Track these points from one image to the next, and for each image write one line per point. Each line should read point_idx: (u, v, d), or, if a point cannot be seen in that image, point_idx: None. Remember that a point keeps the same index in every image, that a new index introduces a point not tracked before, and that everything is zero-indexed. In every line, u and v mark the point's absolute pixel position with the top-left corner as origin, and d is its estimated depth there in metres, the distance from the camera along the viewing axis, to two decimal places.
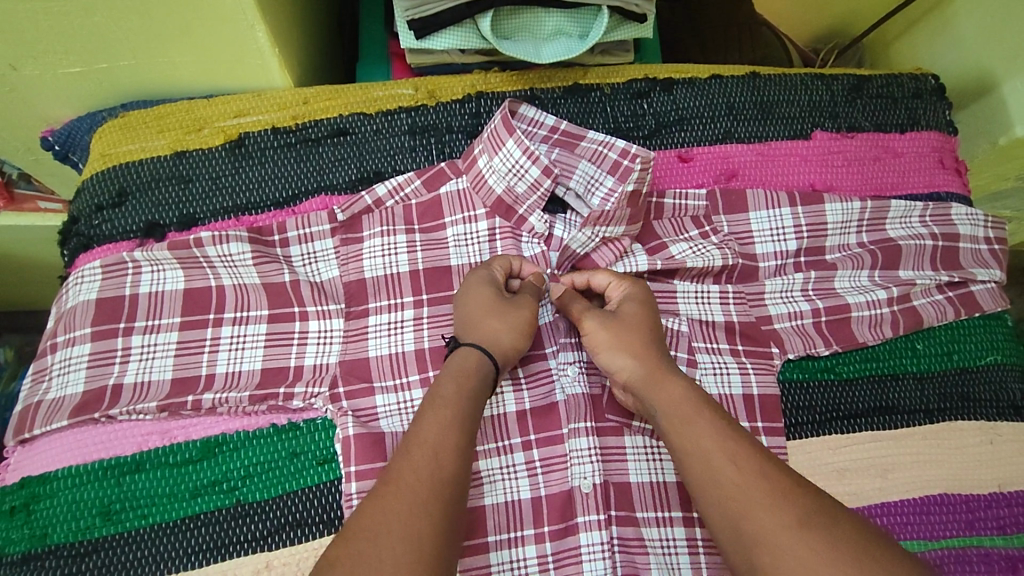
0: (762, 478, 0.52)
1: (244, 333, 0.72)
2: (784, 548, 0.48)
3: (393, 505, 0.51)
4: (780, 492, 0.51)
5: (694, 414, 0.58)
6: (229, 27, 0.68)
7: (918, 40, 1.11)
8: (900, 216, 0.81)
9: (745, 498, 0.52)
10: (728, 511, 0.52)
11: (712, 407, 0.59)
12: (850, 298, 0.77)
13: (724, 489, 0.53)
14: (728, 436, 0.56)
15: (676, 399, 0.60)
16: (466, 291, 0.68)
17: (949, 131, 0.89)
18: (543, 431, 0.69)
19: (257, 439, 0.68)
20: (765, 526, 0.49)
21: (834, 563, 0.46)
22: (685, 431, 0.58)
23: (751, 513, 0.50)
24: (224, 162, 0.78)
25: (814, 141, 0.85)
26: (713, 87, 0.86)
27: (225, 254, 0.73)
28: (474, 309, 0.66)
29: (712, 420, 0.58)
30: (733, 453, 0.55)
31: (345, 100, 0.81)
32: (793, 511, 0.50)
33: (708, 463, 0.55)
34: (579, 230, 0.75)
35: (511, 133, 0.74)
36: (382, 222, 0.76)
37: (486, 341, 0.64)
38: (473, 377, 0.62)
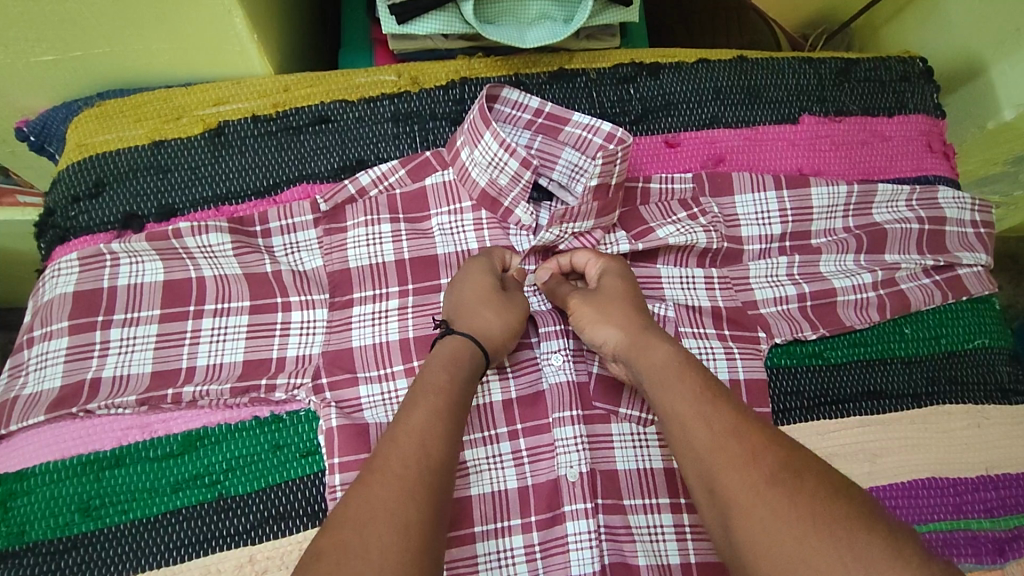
0: (731, 437, 0.51)
1: (225, 325, 0.71)
2: (749, 508, 0.47)
3: (379, 487, 0.50)
4: (748, 450, 0.50)
5: (672, 377, 0.58)
6: (204, 12, 0.67)
7: (907, 24, 1.10)
8: (887, 200, 0.81)
9: (716, 459, 0.51)
10: (703, 472, 0.52)
11: (694, 367, 0.59)
12: (837, 282, 0.77)
13: (694, 449, 0.53)
14: (702, 394, 0.56)
15: (655, 363, 0.60)
16: (464, 279, 0.68)
17: (937, 114, 0.88)
18: (530, 420, 0.69)
19: (239, 433, 0.67)
20: (732, 487, 0.49)
21: (795, 519, 0.46)
22: (661, 395, 0.57)
23: (719, 473, 0.50)
24: (205, 152, 0.76)
25: (802, 126, 0.84)
26: (701, 71, 0.85)
27: (204, 244, 0.71)
28: (469, 298, 0.66)
29: (688, 378, 0.57)
30: (705, 413, 0.54)
31: (327, 87, 0.80)
32: (759, 468, 0.49)
33: (682, 425, 0.55)
34: (546, 230, 0.74)
35: (488, 125, 0.72)
36: (366, 211, 0.75)
37: (483, 330, 0.65)
38: (463, 361, 0.62)
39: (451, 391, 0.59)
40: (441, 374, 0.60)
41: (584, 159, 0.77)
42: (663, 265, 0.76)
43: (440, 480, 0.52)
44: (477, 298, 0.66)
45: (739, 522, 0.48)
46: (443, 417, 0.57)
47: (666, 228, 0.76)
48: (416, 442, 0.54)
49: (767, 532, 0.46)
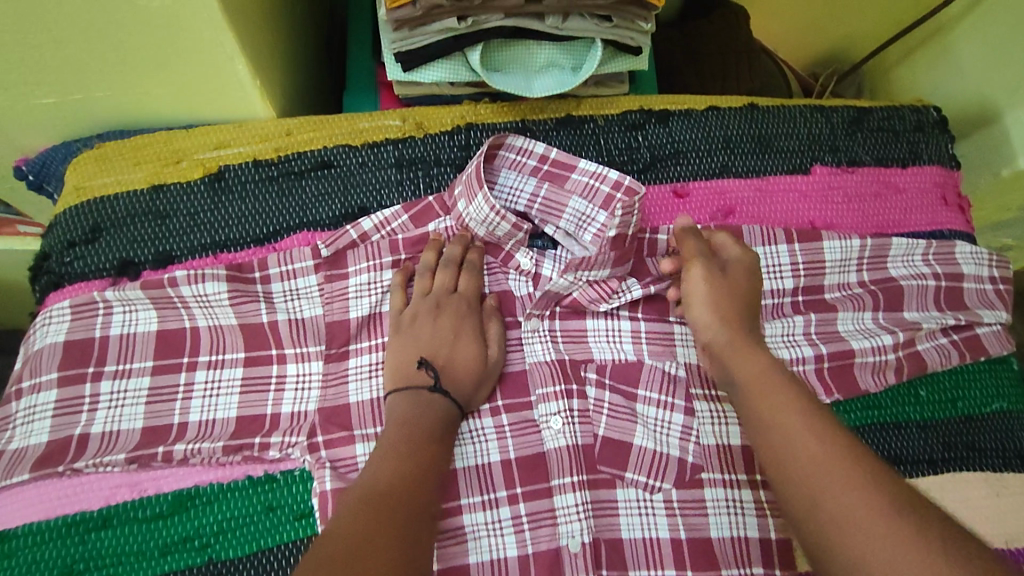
0: (845, 459, 0.51)
1: (219, 378, 0.69)
2: (855, 534, 0.47)
3: (382, 513, 0.53)
4: (864, 473, 0.50)
5: (776, 392, 0.58)
6: (207, 59, 0.66)
7: (918, 66, 1.09)
8: (902, 254, 0.79)
9: (826, 475, 0.51)
10: (807, 481, 0.51)
11: (794, 382, 0.59)
12: (856, 343, 0.74)
13: (797, 464, 0.52)
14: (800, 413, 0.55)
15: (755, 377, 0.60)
16: (439, 317, 0.69)
17: (951, 165, 0.86)
18: (530, 484, 0.67)
19: (231, 492, 0.65)
20: (842, 507, 0.49)
21: (914, 545, 0.45)
22: (762, 406, 0.58)
23: (828, 488, 0.50)
24: (204, 197, 0.74)
25: (814, 176, 0.83)
26: (710, 119, 0.84)
27: (200, 293, 0.69)
28: (446, 335, 0.69)
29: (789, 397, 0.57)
30: (817, 428, 0.54)
31: (330, 131, 0.78)
32: (875, 493, 0.49)
33: (786, 438, 0.54)
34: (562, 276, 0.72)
35: (481, 186, 0.70)
36: (368, 257, 0.73)
37: (455, 387, 0.66)
38: (447, 427, 0.64)
39: (436, 435, 0.62)
40: (417, 412, 0.63)
41: (600, 214, 0.74)
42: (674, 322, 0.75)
43: (429, 503, 0.56)
44: (464, 361, 0.68)
45: (844, 540, 0.47)
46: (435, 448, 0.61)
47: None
48: (400, 470, 0.57)
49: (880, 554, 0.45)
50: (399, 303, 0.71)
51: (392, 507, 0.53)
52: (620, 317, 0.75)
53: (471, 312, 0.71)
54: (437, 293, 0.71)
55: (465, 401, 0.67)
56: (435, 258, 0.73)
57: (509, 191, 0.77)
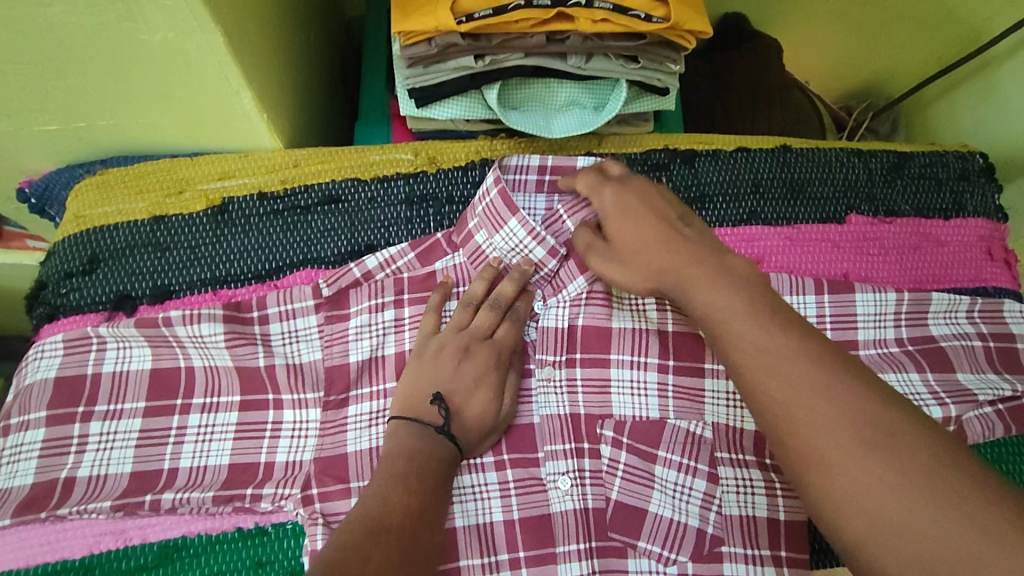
0: (816, 395, 0.48)
1: (213, 423, 0.66)
2: (842, 481, 0.45)
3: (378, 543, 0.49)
4: (839, 412, 0.47)
5: (744, 321, 0.53)
6: (212, 92, 0.64)
7: (962, 105, 1.04)
8: (944, 311, 0.74)
9: (802, 422, 0.47)
10: (784, 426, 0.48)
11: (766, 308, 0.53)
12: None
13: (775, 405, 0.49)
14: (777, 336, 0.51)
15: (715, 312, 0.55)
16: (467, 363, 0.64)
17: (998, 218, 0.81)
18: (534, 549, 0.63)
19: (220, 545, 0.62)
20: (822, 446, 0.46)
21: (903, 490, 0.43)
22: (731, 344, 0.53)
23: (805, 433, 0.47)
24: (207, 230, 0.72)
25: (849, 227, 0.78)
26: (739, 161, 0.79)
27: (196, 334, 0.66)
28: (468, 376, 0.63)
29: (758, 323, 0.52)
30: (790, 367, 0.49)
31: (339, 163, 0.75)
32: (849, 431, 0.46)
33: (765, 375, 0.50)
34: (549, 305, 0.71)
35: (514, 213, 0.68)
36: (371, 295, 0.70)
37: (462, 428, 0.62)
38: (449, 471, 0.60)
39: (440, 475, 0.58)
40: (424, 444, 0.59)
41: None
42: (708, 373, 0.68)
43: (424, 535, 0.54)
44: (477, 409, 0.63)
45: (829, 487, 0.45)
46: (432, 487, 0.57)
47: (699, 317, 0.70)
48: (407, 506, 0.54)
49: (869, 501, 0.44)
50: (431, 329, 0.66)
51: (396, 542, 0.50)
52: (647, 353, 0.69)
53: (499, 365, 0.65)
54: (472, 333, 0.65)
55: (469, 447, 0.63)
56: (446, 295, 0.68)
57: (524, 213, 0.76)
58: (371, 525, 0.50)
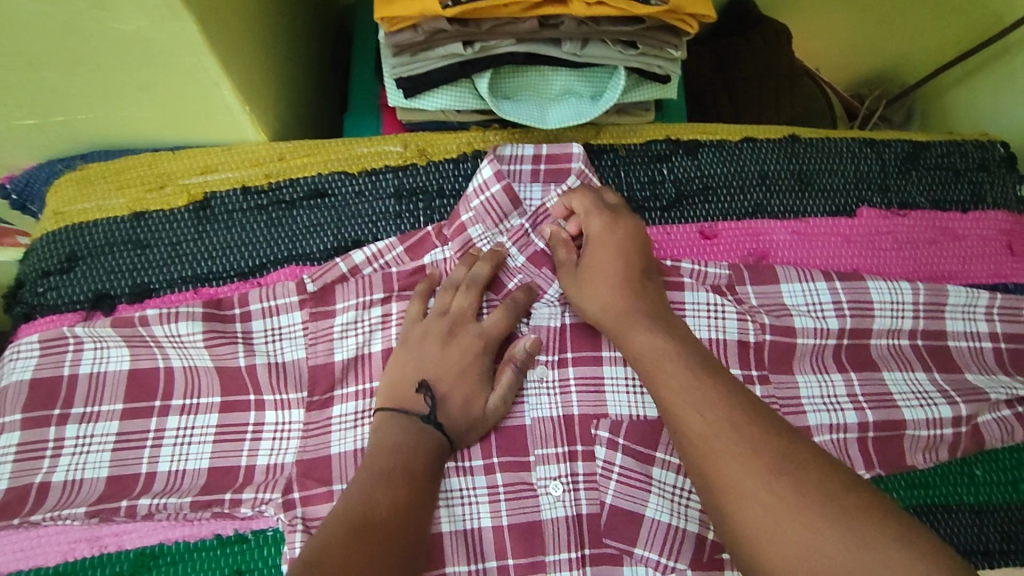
0: (728, 426, 0.50)
1: (192, 426, 0.63)
2: (753, 506, 0.46)
3: (363, 542, 0.49)
4: (751, 441, 0.49)
5: (664, 358, 0.56)
6: (191, 83, 0.62)
7: (982, 91, 1.00)
8: (962, 306, 0.70)
9: (714, 450, 0.49)
10: (700, 458, 0.50)
11: (686, 350, 0.57)
12: (910, 412, 0.66)
13: (695, 438, 0.51)
14: (703, 378, 0.54)
15: (651, 355, 0.57)
16: (450, 348, 0.62)
17: (1020, 210, 0.76)
18: (525, 556, 0.60)
19: (198, 552, 0.60)
20: (735, 474, 0.48)
21: (808, 512, 0.45)
22: (655, 378, 0.56)
23: (719, 462, 0.49)
24: (188, 227, 0.70)
25: (859, 220, 0.74)
26: (744, 152, 0.76)
27: (173, 333, 0.63)
28: (453, 363, 0.62)
29: (690, 367, 0.55)
30: (702, 401, 0.52)
31: (325, 156, 0.72)
32: (763, 460, 0.48)
33: (685, 407, 0.53)
34: (539, 306, 0.68)
35: (514, 206, 0.69)
36: (358, 292, 0.67)
37: (452, 416, 0.60)
38: (436, 462, 0.58)
39: (426, 467, 0.57)
40: (411, 438, 0.58)
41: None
42: None
43: (413, 527, 0.53)
44: (462, 399, 0.61)
45: (743, 514, 0.46)
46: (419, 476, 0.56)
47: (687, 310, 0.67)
48: (395, 500, 0.53)
49: (774, 522, 0.45)
50: (416, 316, 0.64)
51: (384, 538, 0.50)
52: None
53: (485, 341, 0.63)
54: (454, 317, 0.64)
55: (460, 435, 0.60)
56: (432, 284, 0.66)
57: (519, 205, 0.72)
58: (356, 520, 0.50)
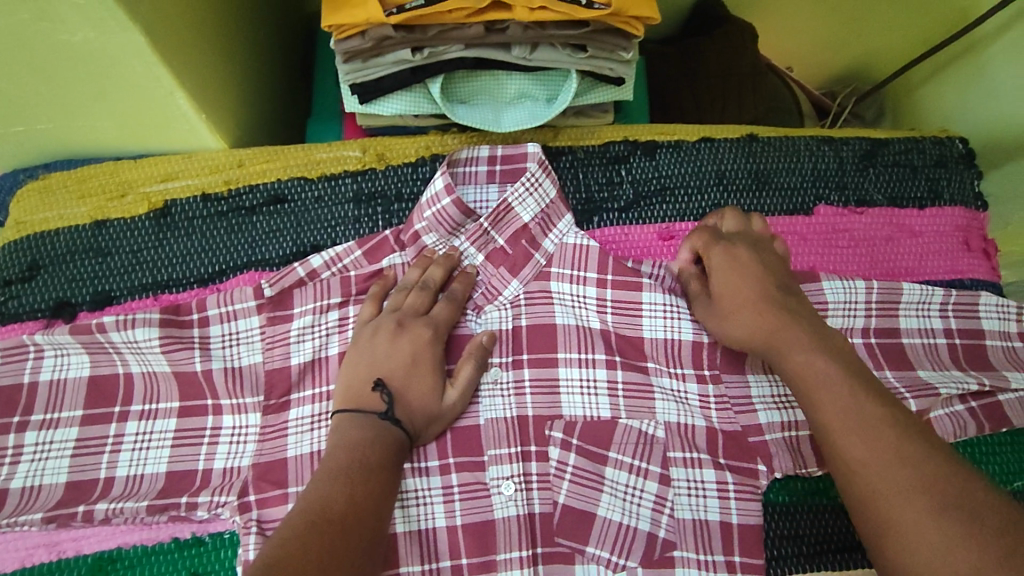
0: (849, 399, 0.52)
1: (151, 431, 0.64)
2: (872, 477, 0.49)
3: (330, 535, 0.48)
4: (873, 418, 0.51)
5: (796, 339, 0.58)
6: (146, 92, 0.62)
7: (949, 86, 1.01)
8: (916, 302, 0.71)
9: (847, 422, 0.51)
10: (828, 427, 0.52)
11: (828, 338, 0.58)
12: None
13: (858, 463, 0.50)
14: (866, 401, 0.52)
15: (803, 368, 0.56)
16: (397, 345, 0.63)
17: (978, 206, 0.77)
18: (476, 556, 0.62)
19: (155, 556, 0.61)
20: (877, 450, 0.49)
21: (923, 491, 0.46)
22: (782, 355, 0.58)
23: (860, 439, 0.50)
24: (149, 234, 0.71)
25: (816, 218, 0.75)
26: (701, 152, 0.76)
27: (130, 339, 0.64)
28: (407, 354, 0.63)
29: (846, 385, 0.53)
30: (843, 380, 0.54)
31: (284, 162, 0.73)
32: (874, 432, 0.50)
33: (821, 381, 0.54)
34: (489, 308, 0.69)
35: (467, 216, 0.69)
36: (316, 296, 0.67)
37: (409, 413, 0.61)
38: (396, 458, 0.57)
39: (385, 460, 0.56)
40: (368, 434, 0.57)
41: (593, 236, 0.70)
42: (653, 372, 0.67)
43: (374, 520, 0.52)
44: (419, 395, 0.62)
45: (865, 484, 0.49)
46: (380, 468, 0.56)
47: (643, 308, 0.68)
48: (350, 493, 0.52)
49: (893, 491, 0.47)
50: (369, 315, 0.66)
51: (345, 531, 0.49)
52: (593, 350, 0.67)
53: (436, 342, 0.64)
54: (405, 313, 0.65)
55: (416, 432, 0.61)
56: (385, 288, 0.67)
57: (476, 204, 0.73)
58: (317, 513, 0.50)
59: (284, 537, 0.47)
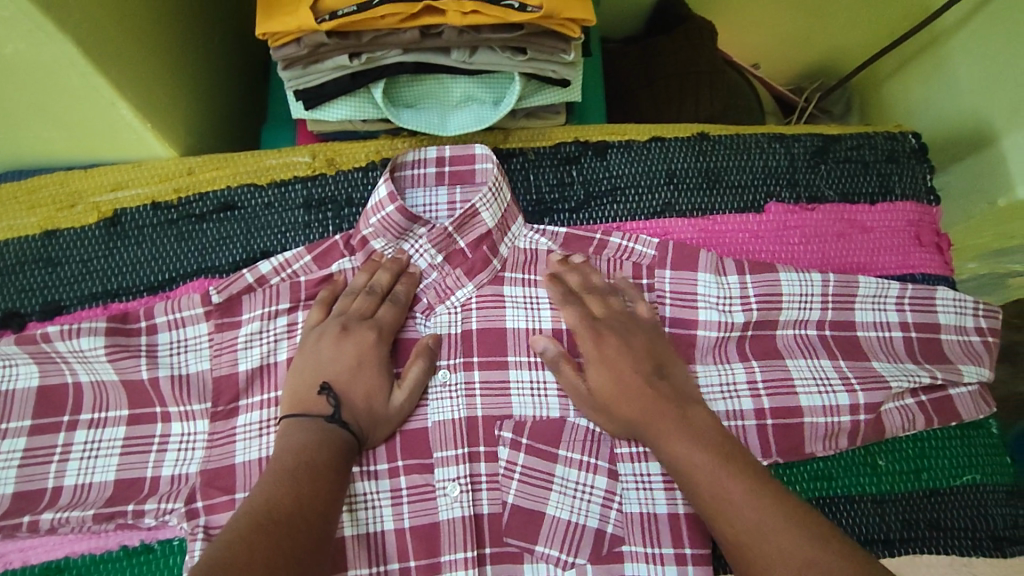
0: (716, 470, 0.55)
1: (100, 439, 0.64)
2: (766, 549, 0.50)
3: (273, 534, 0.49)
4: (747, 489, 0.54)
5: (659, 409, 0.60)
6: (87, 105, 0.62)
7: (914, 78, 1.01)
8: (872, 296, 0.70)
9: (727, 496, 0.54)
10: (711, 504, 0.54)
11: (679, 403, 0.60)
12: (807, 399, 0.67)
13: (745, 536, 0.52)
14: (731, 473, 0.55)
15: (686, 461, 0.56)
16: (343, 347, 0.63)
17: (929, 200, 0.77)
18: (424, 557, 0.62)
19: (104, 564, 0.61)
20: (755, 519, 0.52)
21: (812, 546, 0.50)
22: (653, 429, 0.59)
23: (737, 512, 0.53)
24: (98, 243, 0.71)
25: (767, 216, 0.75)
26: (652, 151, 0.76)
27: (76, 348, 0.64)
28: (354, 353, 0.63)
29: (710, 456, 0.56)
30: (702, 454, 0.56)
31: (234, 169, 0.73)
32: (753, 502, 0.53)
33: (686, 454, 0.57)
34: (440, 309, 0.69)
35: (414, 222, 0.69)
36: (265, 302, 0.67)
37: (355, 415, 0.61)
38: (344, 460, 0.58)
39: (328, 461, 0.56)
40: (314, 438, 0.58)
41: (544, 239, 0.71)
42: None
43: (319, 520, 0.52)
44: (363, 394, 0.62)
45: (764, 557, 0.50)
46: (328, 469, 0.56)
47: None
48: (296, 493, 0.53)
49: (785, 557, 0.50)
50: (316, 321, 0.66)
51: (290, 534, 0.49)
52: (543, 350, 0.67)
53: (382, 344, 0.65)
54: (350, 317, 0.65)
55: (364, 434, 0.61)
56: (334, 293, 0.67)
57: (425, 208, 0.73)
58: (260, 518, 0.50)
59: (229, 539, 0.47)
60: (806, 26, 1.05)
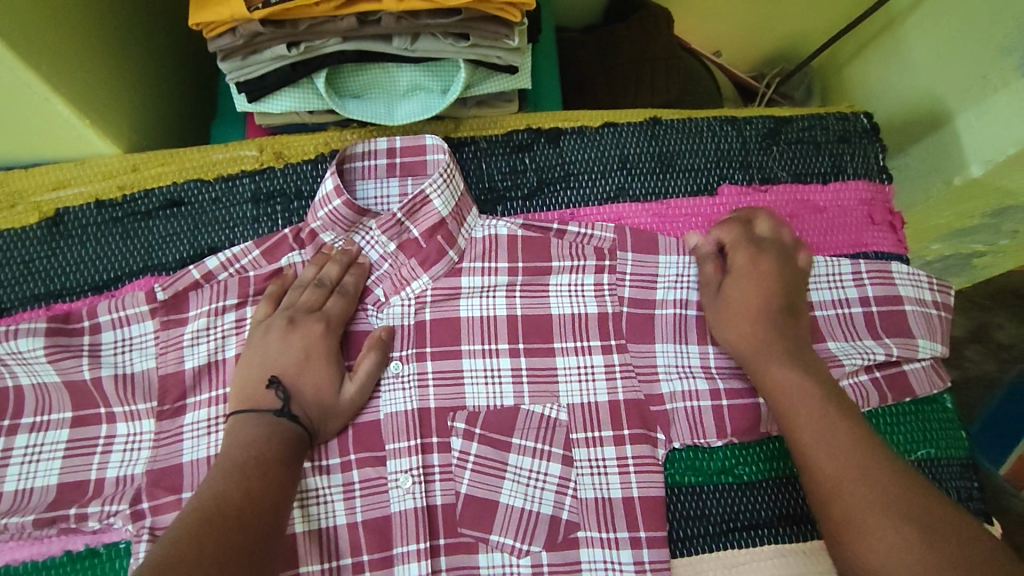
0: (818, 411, 0.57)
1: (42, 443, 0.63)
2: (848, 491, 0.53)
3: (217, 531, 0.48)
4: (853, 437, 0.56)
5: (771, 352, 0.61)
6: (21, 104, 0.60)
7: (872, 61, 1.01)
8: (825, 275, 0.71)
9: (832, 438, 0.56)
10: (806, 442, 0.57)
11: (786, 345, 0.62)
12: None
13: (833, 475, 0.54)
14: (838, 422, 0.57)
15: (782, 383, 0.60)
16: (291, 340, 0.62)
17: (882, 178, 0.77)
18: (376, 550, 0.61)
19: (45, 571, 0.59)
20: (844, 466, 0.54)
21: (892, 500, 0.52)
22: (760, 370, 0.61)
23: (837, 455, 0.55)
24: (40, 244, 0.70)
25: (720, 198, 0.75)
26: (605, 137, 0.76)
27: (15, 350, 0.63)
28: (302, 345, 0.62)
29: (822, 403, 0.58)
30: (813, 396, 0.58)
31: (180, 164, 0.72)
32: (853, 444, 0.55)
33: (805, 398, 0.58)
34: (393, 300, 0.68)
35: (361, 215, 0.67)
36: (212, 298, 0.66)
37: (303, 407, 0.60)
38: (294, 453, 0.57)
39: (278, 454, 0.55)
40: (264, 431, 0.57)
41: (503, 225, 0.69)
42: (559, 352, 0.67)
43: (266, 515, 0.51)
44: (312, 386, 0.61)
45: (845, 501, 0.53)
46: (284, 461, 0.55)
47: (550, 290, 0.68)
48: (246, 488, 0.52)
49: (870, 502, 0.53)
50: (263, 315, 0.65)
51: (236, 529, 0.49)
52: (497, 340, 0.67)
53: (331, 335, 0.64)
54: (298, 310, 0.64)
55: (315, 427, 0.60)
56: (283, 286, 0.66)
57: (376, 199, 0.73)
58: (207, 509, 0.49)
59: (174, 539, 0.47)
60: (764, 13, 1.05)
